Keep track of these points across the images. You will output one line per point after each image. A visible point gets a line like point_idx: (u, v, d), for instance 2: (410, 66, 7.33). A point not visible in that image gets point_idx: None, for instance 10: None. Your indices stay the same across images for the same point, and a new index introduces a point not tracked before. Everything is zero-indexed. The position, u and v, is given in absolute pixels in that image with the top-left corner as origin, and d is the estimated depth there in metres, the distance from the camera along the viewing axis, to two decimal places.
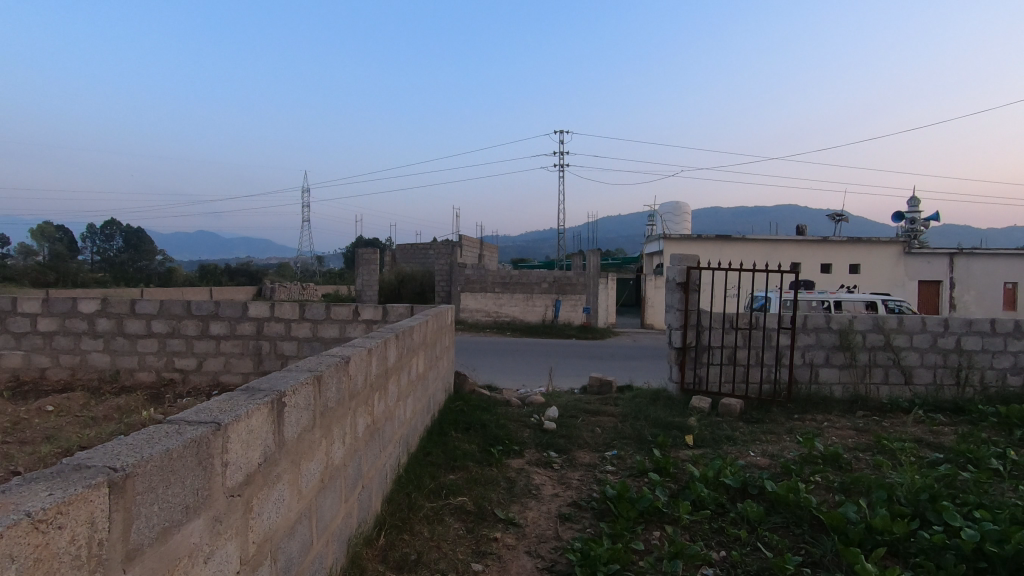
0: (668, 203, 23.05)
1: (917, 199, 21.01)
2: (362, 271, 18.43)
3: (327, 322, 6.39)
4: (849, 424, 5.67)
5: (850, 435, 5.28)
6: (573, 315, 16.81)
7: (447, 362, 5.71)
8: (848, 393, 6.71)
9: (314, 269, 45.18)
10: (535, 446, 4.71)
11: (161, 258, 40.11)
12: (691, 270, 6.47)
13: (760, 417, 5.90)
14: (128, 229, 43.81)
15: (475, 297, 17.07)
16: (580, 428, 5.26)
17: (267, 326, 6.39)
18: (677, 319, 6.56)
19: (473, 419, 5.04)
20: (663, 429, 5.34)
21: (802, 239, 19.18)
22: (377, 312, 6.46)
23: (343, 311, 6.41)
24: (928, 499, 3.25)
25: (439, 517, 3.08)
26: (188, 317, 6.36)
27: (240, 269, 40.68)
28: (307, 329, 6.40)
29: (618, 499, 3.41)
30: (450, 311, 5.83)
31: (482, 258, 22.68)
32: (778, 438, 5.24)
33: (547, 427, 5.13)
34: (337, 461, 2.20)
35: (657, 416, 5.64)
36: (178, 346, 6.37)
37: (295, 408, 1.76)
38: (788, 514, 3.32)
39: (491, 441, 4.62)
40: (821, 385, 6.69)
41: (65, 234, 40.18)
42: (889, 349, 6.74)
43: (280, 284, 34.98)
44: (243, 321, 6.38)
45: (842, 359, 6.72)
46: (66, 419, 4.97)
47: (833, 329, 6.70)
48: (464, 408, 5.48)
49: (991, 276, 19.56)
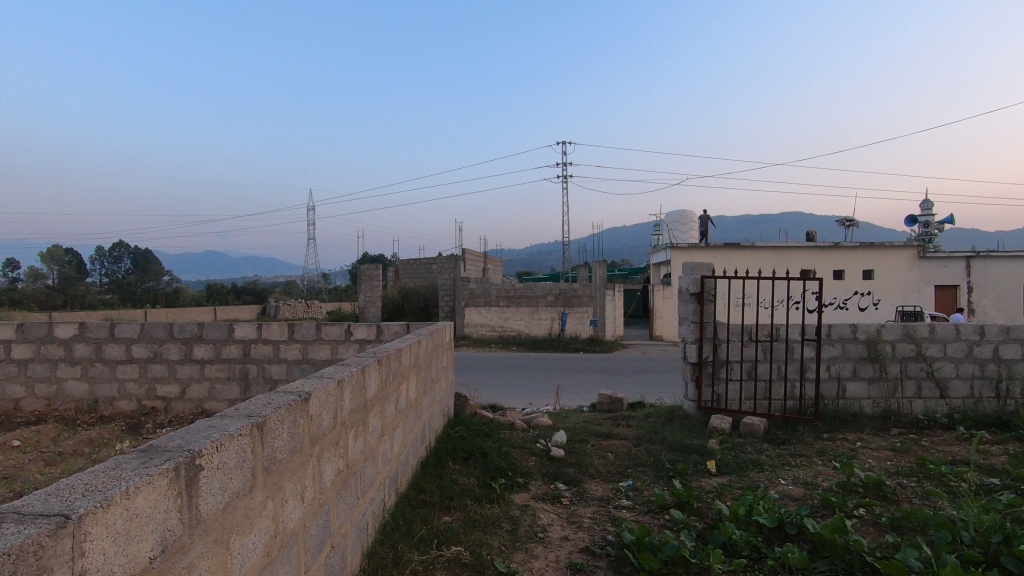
0: (675, 212, 22.68)
1: (930, 202, 20.51)
2: (364, 287, 18.10)
3: (317, 342, 6.00)
4: (885, 444, 5.20)
5: (889, 457, 4.81)
6: (580, 328, 16.33)
7: (445, 383, 5.31)
8: (879, 408, 6.21)
9: (319, 286, 44.95)
10: (541, 478, 4.26)
11: (168, 278, 40.16)
12: (706, 279, 6.04)
13: (787, 438, 5.41)
14: (136, 250, 43.98)
15: (479, 311, 16.65)
16: (590, 454, 4.82)
17: (253, 348, 6.00)
18: (692, 332, 6.12)
19: (473, 447, 4.61)
20: (681, 454, 4.89)
21: (813, 245, 18.70)
22: (371, 331, 6.04)
23: (335, 331, 6.01)
24: (1002, 542, 2.81)
25: (430, 572, 2.63)
26: (170, 340, 5.98)
27: (246, 287, 40.60)
28: (296, 351, 6.00)
29: (637, 546, 2.96)
30: (449, 327, 5.46)
31: (487, 272, 22.33)
32: (809, 461, 4.77)
33: (554, 454, 4.69)
34: (294, 524, 1.78)
35: (674, 439, 5.19)
36: (159, 371, 5.98)
37: (218, 470, 1.34)
38: (836, 561, 2.87)
39: (493, 472, 4.18)
40: (849, 400, 6.21)
41: (74, 257, 40.41)
42: (921, 359, 6.27)
43: (286, 302, 34.80)
44: (229, 344, 6.00)
45: (871, 371, 6.25)
46: (32, 456, 4.57)
47: (860, 340, 6.25)
48: (464, 435, 5.05)
49: (1010, 279, 18.96)
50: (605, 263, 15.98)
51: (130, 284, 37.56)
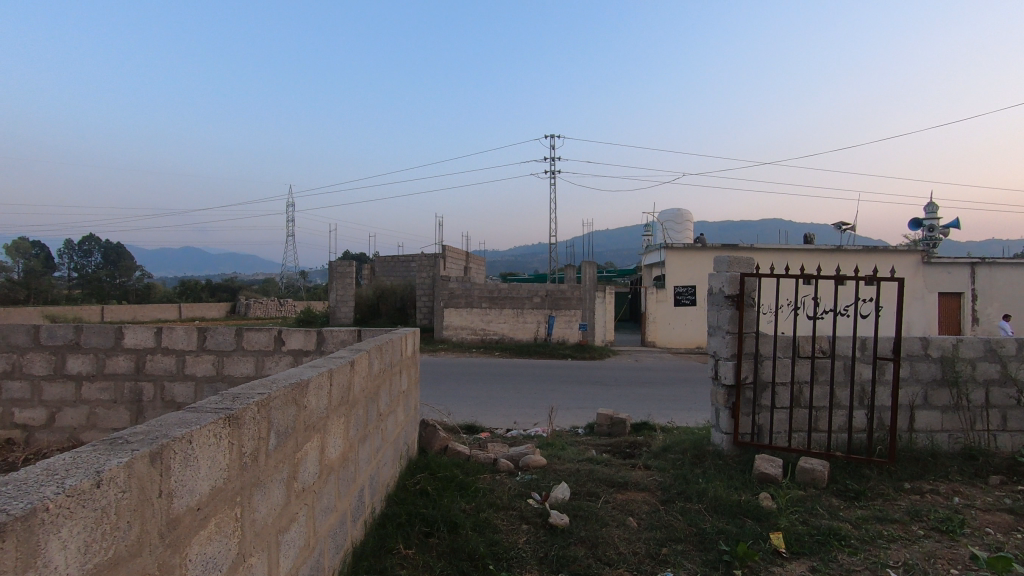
0: (669, 210, 21.44)
1: (934, 206, 19.52)
2: (336, 285, 16.63)
3: (237, 354, 4.51)
4: (994, 502, 3.91)
5: (1013, 527, 3.52)
6: (568, 332, 14.96)
7: (402, 412, 3.88)
8: (957, 444, 4.92)
9: (295, 284, 42.93)
10: (537, 569, 2.84)
11: (139, 272, 37.73)
12: (747, 277, 4.68)
13: (862, 490, 4.06)
14: (107, 243, 41.85)
15: (459, 312, 15.18)
16: (603, 520, 3.41)
17: (150, 360, 4.49)
18: (729, 346, 4.73)
19: (437, 515, 3.15)
20: (729, 517, 3.53)
21: (816, 247, 17.54)
22: (309, 339, 4.55)
23: (262, 338, 4.53)
24: None
25: None
26: (35, 349, 4.43)
27: (220, 283, 38.42)
28: (208, 366, 4.50)
29: None
30: (411, 336, 4.11)
31: (469, 270, 20.84)
32: (911, 534, 3.43)
33: (555, 523, 3.28)
34: None
35: (716, 492, 3.81)
36: (19, 391, 4.44)
37: None
38: None
39: (463, 565, 2.73)
40: (921, 435, 4.92)
41: (41, 250, 38.30)
42: (1009, 384, 4.97)
43: (259, 301, 32.83)
44: (116, 355, 4.47)
45: (946, 398, 4.96)
46: None
47: (933, 358, 4.96)
48: (429, 489, 3.59)
49: (1015, 288, 17.94)
50: (597, 263, 14.65)
51: (98, 277, 35.26)
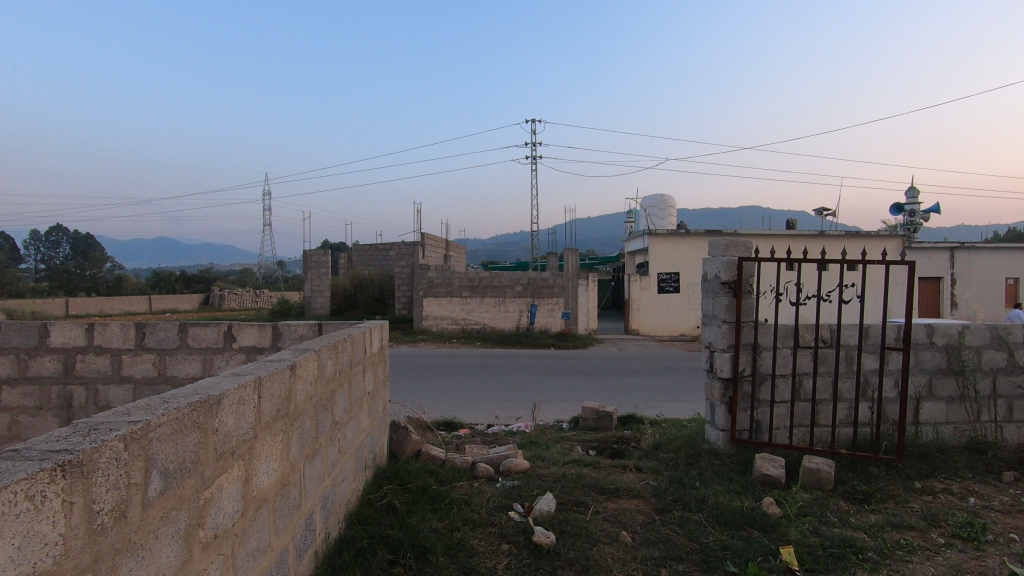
0: (652, 196, 21.12)
1: (915, 191, 19.50)
2: (311, 275, 16.01)
3: (181, 352, 4.01)
4: (1011, 503, 3.63)
5: None
6: (550, 322, 14.59)
7: (366, 417, 3.42)
8: (962, 437, 4.65)
9: (273, 275, 41.89)
10: None
11: (109, 264, 36.34)
12: (745, 262, 4.31)
13: (871, 493, 3.74)
14: (76, 234, 40.34)
15: (439, 302, 14.68)
16: (594, 536, 3.01)
17: (80, 361, 3.96)
18: (725, 337, 4.36)
19: (403, 539, 2.71)
20: (733, 530, 3.15)
21: (799, 233, 17.37)
22: (264, 335, 4.07)
23: (209, 335, 4.02)
24: None
25: None
26: None
27: (194, 274, 37.23)
28: (149, 366, 3.99)
29: None
30: (375, 330, 3.66)
31: (450, 259, 20.31)
32: (932, 543, 3.10)
33: (540, 542, 2.88)
34: None
35: (718, 499, 3.43)
36: None
37: None
38: None
39: None
40: (926, 427, 4.63)
41: (6, 242, 36.71)
42: (1016, 372, 4.70)
43: (235, 292, 31.86)
44: (41, 356, 3.94)
45: (952, 388, 4.67)
46: None
47: (939, 346, 4.66)
48: (397, 504, 3.16)
49: (993, 272, 18.05)
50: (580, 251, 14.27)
51: (65, 269, 33.90)
